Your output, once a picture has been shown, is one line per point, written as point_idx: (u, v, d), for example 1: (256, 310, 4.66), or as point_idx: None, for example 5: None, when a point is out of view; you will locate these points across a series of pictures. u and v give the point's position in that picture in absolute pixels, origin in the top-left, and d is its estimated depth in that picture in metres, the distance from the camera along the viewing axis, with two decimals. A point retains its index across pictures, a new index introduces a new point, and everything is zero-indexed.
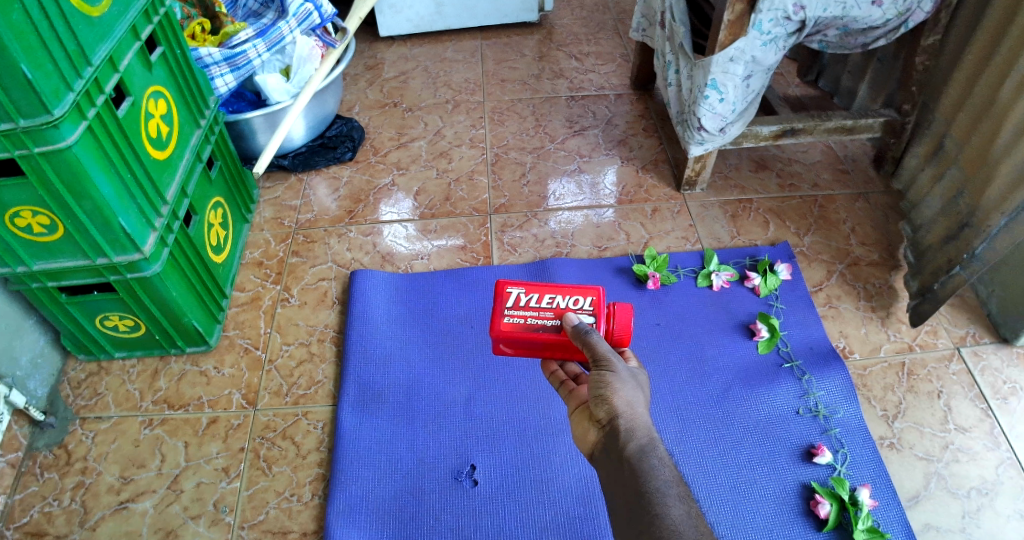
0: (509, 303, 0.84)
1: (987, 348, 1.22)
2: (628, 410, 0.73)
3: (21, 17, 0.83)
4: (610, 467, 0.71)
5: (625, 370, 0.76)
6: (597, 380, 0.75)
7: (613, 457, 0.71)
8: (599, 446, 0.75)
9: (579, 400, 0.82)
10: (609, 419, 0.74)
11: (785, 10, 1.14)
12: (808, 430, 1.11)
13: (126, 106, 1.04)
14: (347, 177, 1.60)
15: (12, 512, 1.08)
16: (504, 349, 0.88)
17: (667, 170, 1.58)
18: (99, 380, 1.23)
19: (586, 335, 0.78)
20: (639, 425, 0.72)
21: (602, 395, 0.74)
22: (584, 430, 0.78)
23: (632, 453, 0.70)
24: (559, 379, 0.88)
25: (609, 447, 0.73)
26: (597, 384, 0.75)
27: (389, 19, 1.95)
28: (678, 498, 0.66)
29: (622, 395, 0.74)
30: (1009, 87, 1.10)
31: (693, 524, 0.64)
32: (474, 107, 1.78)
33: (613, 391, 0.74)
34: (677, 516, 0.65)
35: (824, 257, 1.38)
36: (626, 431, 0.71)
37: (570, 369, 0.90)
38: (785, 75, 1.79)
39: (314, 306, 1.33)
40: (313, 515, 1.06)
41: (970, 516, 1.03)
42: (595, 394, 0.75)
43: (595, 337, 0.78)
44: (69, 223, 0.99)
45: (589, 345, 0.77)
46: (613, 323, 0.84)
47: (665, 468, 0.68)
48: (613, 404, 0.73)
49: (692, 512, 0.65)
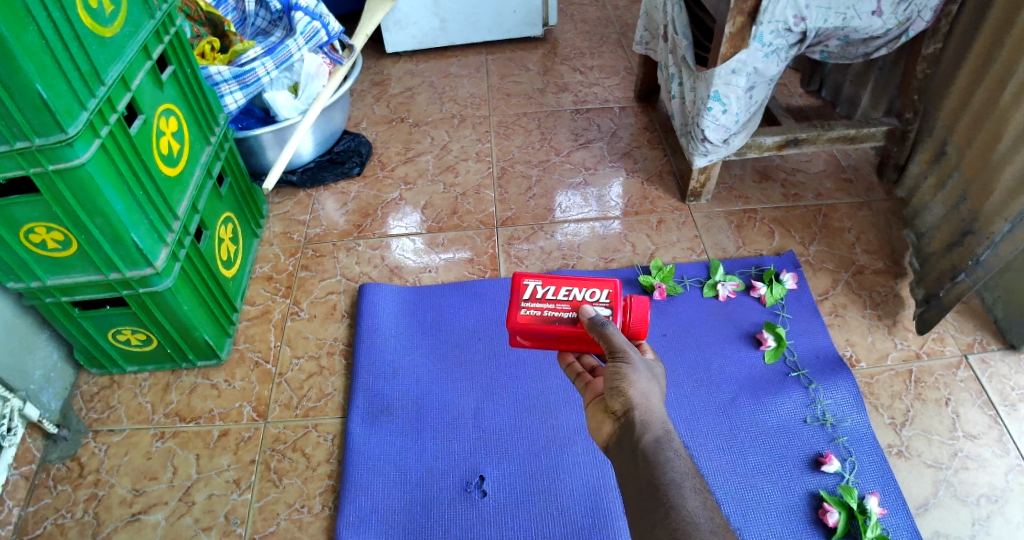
0: (526, 295, 0.85)
1: (994, 355, 1.22)
2: (644, 401, 0.73)
3: (35, 38, 0.85)
4: (624, 461, 0.72)
5: (641, 363, 0.77)
6: (614, 372, 0.76)
7: (627, 450, 0.72)
8: (612, 439, 0.75)
9: (594, 393, 0.83)
10: (624, 411, 0.74)
11: (785, 22, 1.15)
12: (816, 439, 1.11)
13: (138, 124, 1.06)
14: (355, 192, 1.62)
15: (26, 524, 1.09)
16: (521, 340, 0.89)
17: (671, 182, 1.59)
18: (111, 393, 1.25)
19: (602, 327, 0.80)
20: (654, 418, 0.72)
21: (616, 387, 0.75)
22: (597, 424, 0.79)
23: (646, 446, 0.70)
24: (575, 372, 0.90)
25: (624, 440, 0.73)
26: (613, 376, 0.76)
27: (395, 36, 1.98)
28: (693, 490, 0.66)
29: (637, 387, 0.74)
30: (1009, 92, 1.11)
31: (709, 516, 0.64)
32: (480, 122, 1.80)
33: (628, 383, 0.74)
34: (692, 508, 0.64)
35: (829, 266, 1.39)
36: (641, 423, 0.72)
37: (586, 362, 0.91)
38: (787, 85, 1.81)
39: (323, 320, 1.34)
40: (324, 527, 1.07)
41: (980, 523, 1.03)
42: (612, 386, 0.76)
43: (611, 329, 0.79)
44: (83, 238, 1.01)
45: (604, 337, 0.79)
46: (629, 315, 0.85)
47: (680, 460, 0.69)
48: (628, 396, 0.74)
49: (708, 503, 0.65)
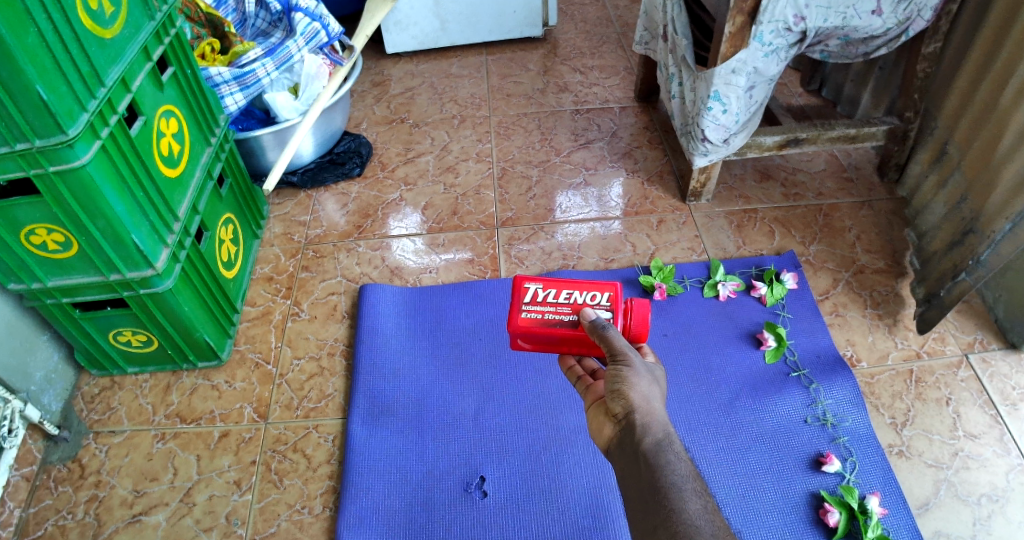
0: (527, 298, 0.85)
1: (994, 354, 1.22)
2: (644, 404, 0.73)
3: (36, 40, 0.85)
4: (625, 463, 0.72)
5: (642, 365, 0.77)
6: (614, 375, 0.76)
7: (628, 452, 0.72)
8: (613, 441, 0.75)
9: (596, 396, 0.83)
10: (625, 414, 0.74)
11: (785, 22, 1.15)
12: (817, 439, 1.11)
13: (138, 126, 1.06)
14: (355, 192, 1.62)
15: (26, 525, 1.09)
16: (522, 343, 0.89)
17: (672, 182, 1.58)
18: (111, 395, 1.25)
19: (603, 330, 0.80)
20: (654, 420, 0.72)
21: (617, 389, 0.75)
22: (598, 426, 0.79)
23: (648, 448, 0.70)
24: (576, 374, 0.89)
25: (625, 442, 0.73)
26: (614, 378, 0.76)
27: (395, 36, 1.98)
28: (694, 492, 0.66)
29: (638, 389, 0.74)
30: (1010, 92, 1.11)
31: (710, 519, 0.64)
32: (480, 122, 1.80)
33: (629, 386, 0.74)
34: (693, 510, 0.64)
35: (829, 266, 1.39)
36: (642, 426, 0.72)
37: (587, 364, 0.91)
38: (787, 85, 1.80)
39: (323, 320, 1.34)
40: (324, 528, 1.07)
41: (981, 523, 1.03)
42: (612, 388, 0.76)
43: (612, 332, 0.79)
44: (83, 239, 1.01)
45: (605, 340, 0.79)
46: (630, 318, 0.85)
47: (681, 462, 0.68)
48: (629, 398, 0.74)
49: (709, 506, 0.65)
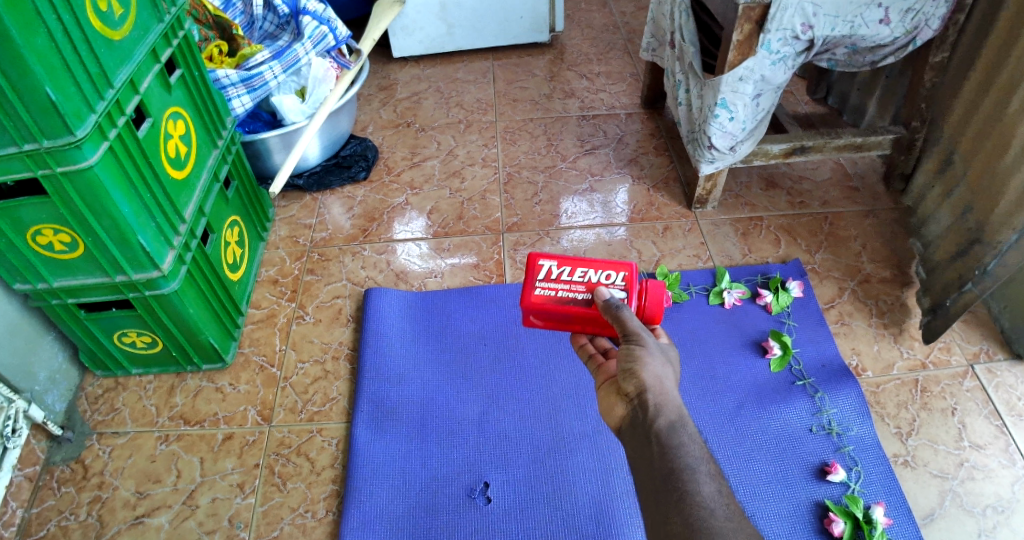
0: (542, 275, 0.85)
1: (1000, 365, 1.22)
2: (657, 385, 0.73)
3: (46, 41, 0.86)
4: (637, 444, 0.72)
5: (655, 346, 0.78)
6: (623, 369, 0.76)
7: (639, 432, 0.72)
8: (625, 420, 0.75)
9: (607, 373, 0.84)
10: (636, 394, 0.74)
11: (793, 30, 1.15)
12: (822, 448, 1.11)
13: (146, 127, 1.06)
14: (361, 196, 1.62)
15: (29, 525, 1.09)
16: (534, 320, 0.89)
17: (677, 189, 1.59)
18: (116, 395, 1.25)
19: (617, 310, 0.80)
20: (667, 402, 0.72)
21: (630, 369, 0.75)
22: (610, 407, 0.79)
23: (660, 429, 0.70)
24: (587, 354, 0.90)
25: (636, 422, 0.73)
26: (626, 357, 0.76)
27: (402, 41, 1.99)
28: (708, 475, 0.66)
29: (651, 370, 0.74)
30: (1016, 102, 1.11)
31: (724, 502, 0.64)
32: (486, 127, 1.80)
33: (641, 366, 0.74)
34: (707, 493, 0.64)
35: (835, 274, 1.38)
36: (655, 406, 0.72)
37: (600, 343, 0.91)
38: (793, 93, 1.81)
39: (328, 324, 1.34)
40: (327, 532, 1.06)
41: (986, 535, 1.02)
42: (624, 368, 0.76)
43: (626, 312, 0.79)
44: (89, 240, 1.01)
45: (619, 320, 0.79)
46: (645, 299, 0.85)
47: (693, 445, 0.68)
48: (642, 379, 0.74)
49: (722, 490, 0.65)
